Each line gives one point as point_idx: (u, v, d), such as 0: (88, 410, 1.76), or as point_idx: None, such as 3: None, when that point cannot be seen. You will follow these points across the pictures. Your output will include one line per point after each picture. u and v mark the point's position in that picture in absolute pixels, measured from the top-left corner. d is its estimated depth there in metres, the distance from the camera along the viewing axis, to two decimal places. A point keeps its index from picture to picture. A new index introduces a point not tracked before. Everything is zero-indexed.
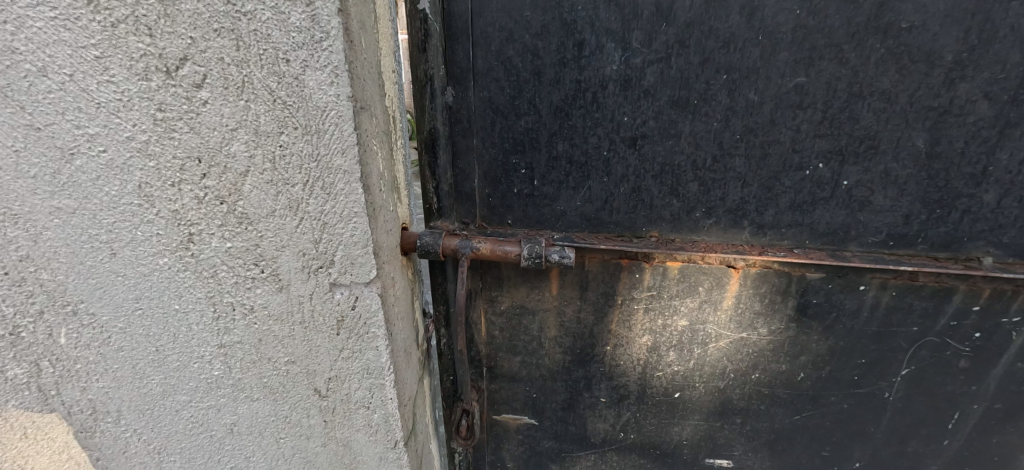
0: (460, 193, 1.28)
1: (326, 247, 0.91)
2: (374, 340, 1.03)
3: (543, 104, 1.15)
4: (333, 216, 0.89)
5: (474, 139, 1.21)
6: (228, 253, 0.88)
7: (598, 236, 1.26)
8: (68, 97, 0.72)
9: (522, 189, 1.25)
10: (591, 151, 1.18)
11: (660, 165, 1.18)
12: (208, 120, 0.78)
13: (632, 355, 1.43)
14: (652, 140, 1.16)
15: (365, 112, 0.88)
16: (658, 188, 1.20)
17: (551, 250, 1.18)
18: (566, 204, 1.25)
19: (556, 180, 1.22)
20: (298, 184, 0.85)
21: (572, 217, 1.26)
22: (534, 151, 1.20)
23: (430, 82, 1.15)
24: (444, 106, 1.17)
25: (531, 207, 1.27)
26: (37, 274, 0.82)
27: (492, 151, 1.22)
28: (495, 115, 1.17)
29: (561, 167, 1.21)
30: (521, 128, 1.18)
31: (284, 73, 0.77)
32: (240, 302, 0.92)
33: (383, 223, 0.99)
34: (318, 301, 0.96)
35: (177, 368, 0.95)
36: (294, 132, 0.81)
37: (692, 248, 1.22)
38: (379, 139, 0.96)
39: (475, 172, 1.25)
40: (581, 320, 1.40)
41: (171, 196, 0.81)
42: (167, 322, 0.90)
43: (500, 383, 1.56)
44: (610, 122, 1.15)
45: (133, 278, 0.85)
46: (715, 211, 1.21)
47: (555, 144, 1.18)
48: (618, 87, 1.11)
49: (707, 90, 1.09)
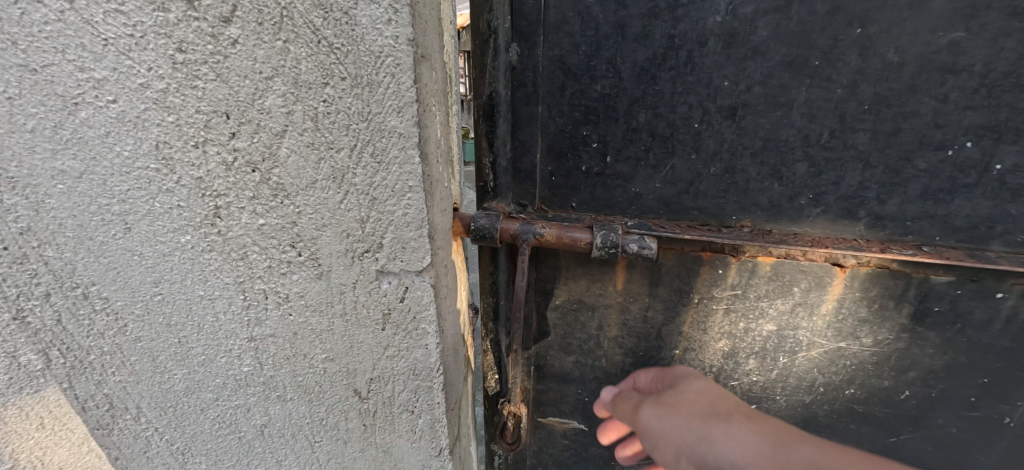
0: (518, 170, 1.11)
1: (374, 228, 0.77)
2: (423, 337, 0.89)
3: (625, 65, 0.96)
4: (384, 190, 0.75)
5: (538, 106, 1.03)
6: (260, 231, 0.73)
7: (679, 223, 1.08)
8: (70, 31, 0.58)
9: (592, 168, 1.07)
10: (680, 123, 0.99)
11: (763, 141, 0.98)
12: (238, 65, 0.63)
13: (703, 361, 1.26)
14: (756, 110, 0.96)
15: (425, 62, 0.73)
16: (757, 169, 1.01)
17: (627, 238, 1.01)
18: (643, 185, 1.07)
19: (632, 157, 1.04)
20: (343, 149, 0.70)
21: (648, 202, 1.08)
22: (609, 122, 1.02)
23: (494, 35, 0.98)
24: (508, 65, 1.00)
25: (601, 189, 1.09)
26: (41, 251, 0.68)
27: (559, 120, 1.04)
28: (566, 77, 1.00)
29: (640, 141, 1.02)
30: (596, 94, 1.00)
31: (331, 6, 0.62)
32: (273, 290, 0.78)
33: (438, 201, 0.84)
34: (363, 291, 0.82)
35: (203, 364, 0.82)
36: (341, 84, 0.67)
37: (793, 241, 1.03)
38: (437, 100, 0.81)
39: (537, 146, 1.07)
40: (647, 320, 1.22)
41: (193, 160, 0.67)
42: (189, 311, 0.77)
43: (550, 384, 1.41)
44: (706, 86, 0.95)
45: (150, 258, 0.72)
46: (825, 198, 1.01)
47: (635, 114, 1.00)
48: (719, 43, 0.92)
49: (833, 47, 0.89)
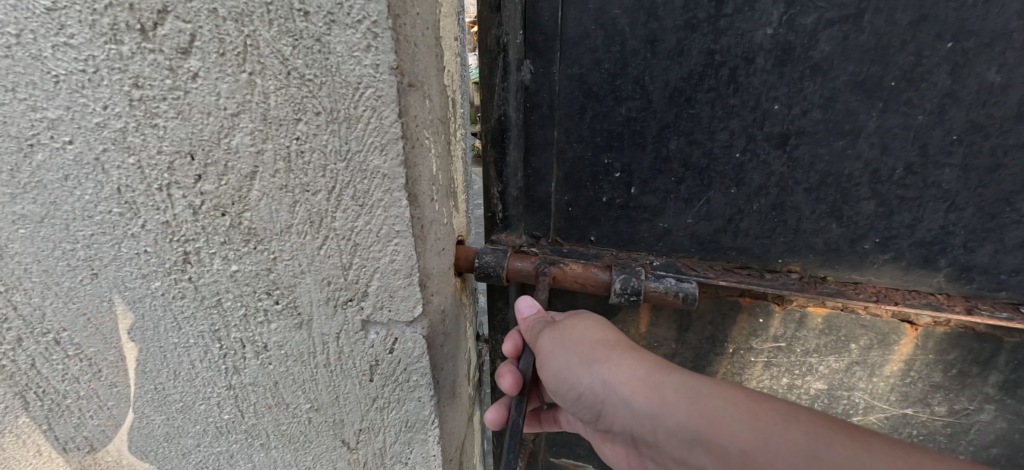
0: (532, 198, 1.00)
1: (357, 275, 0.69)
2: (416, 389, 0.80)
3: (655, 85, 0.83)
4: (368, 235, 0.66)
5: (554, 130, 0.92)
6: (233, 279, 0.67)
7: (711, 265, 0.94)
8: (19, 68, 0.53)
9: (613, 199, 0.95)
10: (719, 152, 0.85)
11: (821, 176, 0.82)
12: (201, 101, 0.56)
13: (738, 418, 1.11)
14: (813, 139, 0.80)
15: (416, 90, 0.62)
16: (812, 207, 0.85)
17: (657, 279, 0.87)
18: (673, 220, 0.93)
19: (661, 189, 0.91)
20: (321, 191, 0.62)
21: (678, 239, 0.94)
22: (634, 149, 0.89)
23: (503, 53, 0.87)
24: (520, 86, 0.90)
25: (624, 222, 0.96)
26: (10, 295, 0.65)
27: (578, 146, 0.92)
28: (585, 98, 0.88)
29: (671, 172, 0.89)
30: (620, 118, 0.87)
31: (300, 32, 0.53)
32: (250, 339, 0.72)
33: (433, 243, 0.74)
34: (347, 341, 0.74)
35: (182, 410, 0.77)
36: (316, 119, 0.58)
37: (851, 293, 0.86)
38: (434, 130, 0.71)
39: (552, 173, 0.96)
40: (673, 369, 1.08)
41: (158, 204, 0.61)
42: (164, 358, 0.72)
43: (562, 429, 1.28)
44: (751, 110, 0.80)
45: (121, 304, 0.67)
46: (898, 244, 0.83)
47: (666, 141, 0.87)
48: (769, 60, 0.76)
49: (917, 65, 0.70)
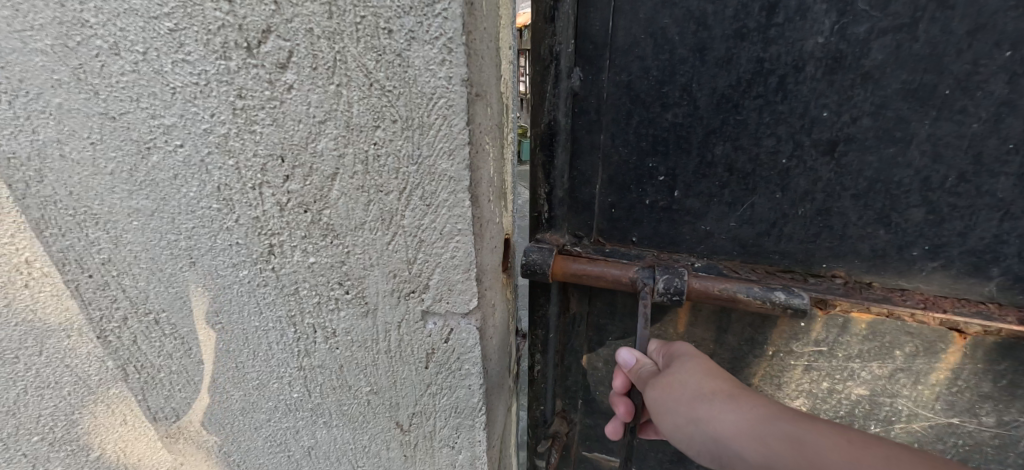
0: (577, 199, 1.02)
1: (421, 269, 0.75)
2: (466, 378, 0.86)
3: (702, 92, 0.83)
4: (432, 233, 0.72)
5: (600, 135, 0.94)
6: (311, 269, 0.74)
7: (753, 268, 0.93)
8: (142, 81, 0.60)
9: (656, 201, 0.96)
10: (764, 158, 0.84)
11: (869, 183, 0.80)
12: (295, 110, 0.62)
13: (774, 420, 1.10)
14: (863, 146, 0.77)
15: (481, 98, 0.67)
16: (858, 214, 0.83)
17: (702, 281, 0.88)
18: (715, 224, 0.93)
19: (705, 193, 0.91)
20: (392, 192, 0.68)
21: (721, 242, 0.94)
22: (678, 155, 0.90)
23: (555, 61, 0.89)
24: (569, 93, 0.92)
25: (666, 225, 0.97)
26: (119, 279, 0.74)
27: (623, 149, 0.94)
28: (631, 104, 0.89)
29: (714, 176, 0.88)
30: (666, 123, 0.88)
31: (384, 48, 0.59)
32: (322, 324, 0.79)
33: (489, 241, 0.80)
34: (408, 330, 0.80)
35: (257, 387, 0.85)
36: (393, 127, 0.64)
37: (899, 300, 0.85)
38: (493, 135, 0.76)
39: (598, 177, 0.98)
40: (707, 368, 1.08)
41: (251, 201, 0.68)
42: (247, 340, 0.80)
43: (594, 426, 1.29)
44: (798, 117, 0.79)
45: (213, 290, 0.75)
46: (948, 251, 0.81)
47: (711, 146, 0.86)
48: (819, 68, 0.75)
49: (973, 74, 0.68)
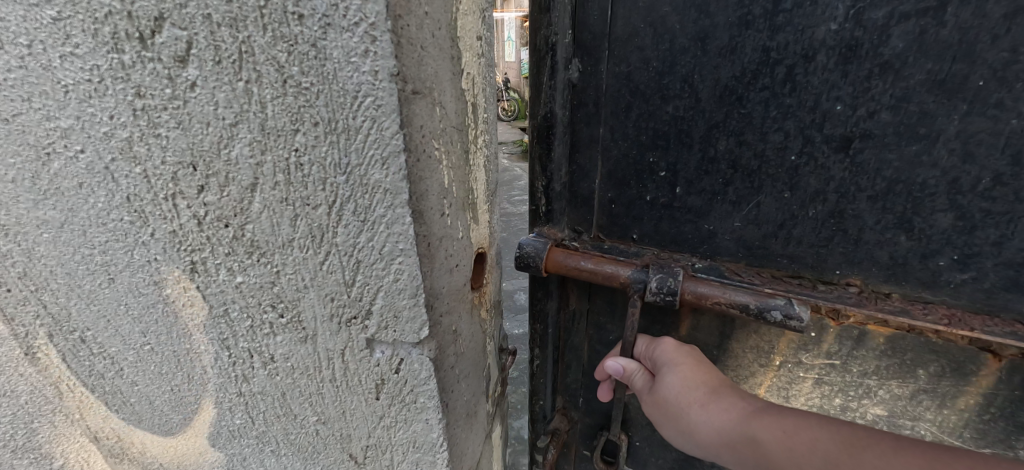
0: (573, 202, 0.88)
1: (361, 293, 0.65)
2: (423, 412, 0.76)
3: (706, 83, 0.67)
4: (370, 252, 0.61)
5: (597, 127, 0.80)
6: (239, 289, 0.65)
7: (736, 270, 0.74)
8: (30, 78, 0.53)
9: (654, 199, 0.79)
10: (772, 153, 0.66)
11: (887, 184, 0.60)
12: (201, 111, 0.53)
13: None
14: (881, 142, 0.59)
15: (419, 94, 0.56)
16: (876, 216, 0.62)
17: (705, 284, 0.70)
18: (721, 222, 0.74)
19: (707, 189, 0.73)
20: (320, 205, 0.58)
21: (724, 241, 0.75)
22: (683, 150, 0.73)
23: (551, 52, 0.77)
24: (568, 84, 0.79)
25: (667, 222, 0.79)
26: (40, 295, 0.68)
27: (622, 143, 0.79)
28: (631, 96, 0.75)
29: (719, 170, 0.71)
30: (666, 116, 0.73)
31: (296, 38, 0.49)
32: (257, 349, 0.71)
33: (444, 259, 0.69)
34: (352, 358, 0.71)
35: (197, 412, 0.79)
36: (314, 130, 0.54)
37: (918, 314, 0.62)
38: (445, 139, 0.65)
39: (597, 171, 0.83)
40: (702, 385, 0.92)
41: (165, 213, 0.60)
42: (178, 362, 0.73)
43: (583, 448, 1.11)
44: (811, 108, 0.62)
45: (136, 309, 0.68)
46: (980, 262, 0.59)
47: (715, 144, 0.70)
48: (832, 55, 0.58)
49: (1012, 63, 0.49)
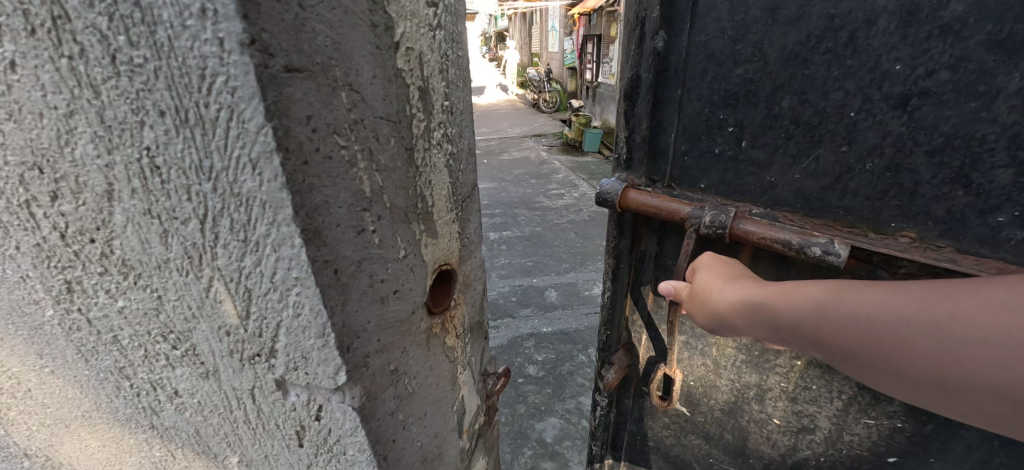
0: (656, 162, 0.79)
1: (258, 327, 0.52)
2: (353, 465, 0.63)
3: (774, 51, 0.61)
4: (260, 280, 0.48)
5: (673, 90, 0.72)
6: (124, 315, 0.55)
7: (787, 215, 0.66)
8: None
9: (723, 152, 0.71)
10: (831, 114, 0.59)
11: (945, 140, 0.51)
12: (28, 99, 0.41)
13: (829, 423, 0.78)
14: (938, 100, 0.51)
15: (305, 77, 0.40)
16: (931, 171, 0.53)
17: (758, 223, 0.64)
18: (780, 180, 0.66)
19: (768, 150, 0.66)
20: (190, 220, 0.45)
21: (781, 197, 0.67)
22: (747, 112, 0.66)
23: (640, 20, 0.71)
24: (654, 55, 0.72)
25: (733, 177, 0.71)
26: None
27: (697, 102, 0.70)
28: (707, 62, 0.67)
29: (779, 129, 0.64)
30: (737, 80, 0.66)
31: None
32: (158, 382, 0.61)
33: (362, 293, 0.53)
34: (264, 401, 0.59)
35: (115, 439, 0.71)
36: (163, 123, 0.40)
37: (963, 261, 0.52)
38: (362, 132, 0.48)
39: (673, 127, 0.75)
40: (750, 350, 0.82)
41: (24, 224, 0.49)
42: (81, 387, 0.64)
43: (637, 402, 1.03)
44: (871, 71, 0.54)
45: (25, 329, 0.59)
46: None
47: (781, 106, 0.63)
48: (892, 19, 0.51)
49: None
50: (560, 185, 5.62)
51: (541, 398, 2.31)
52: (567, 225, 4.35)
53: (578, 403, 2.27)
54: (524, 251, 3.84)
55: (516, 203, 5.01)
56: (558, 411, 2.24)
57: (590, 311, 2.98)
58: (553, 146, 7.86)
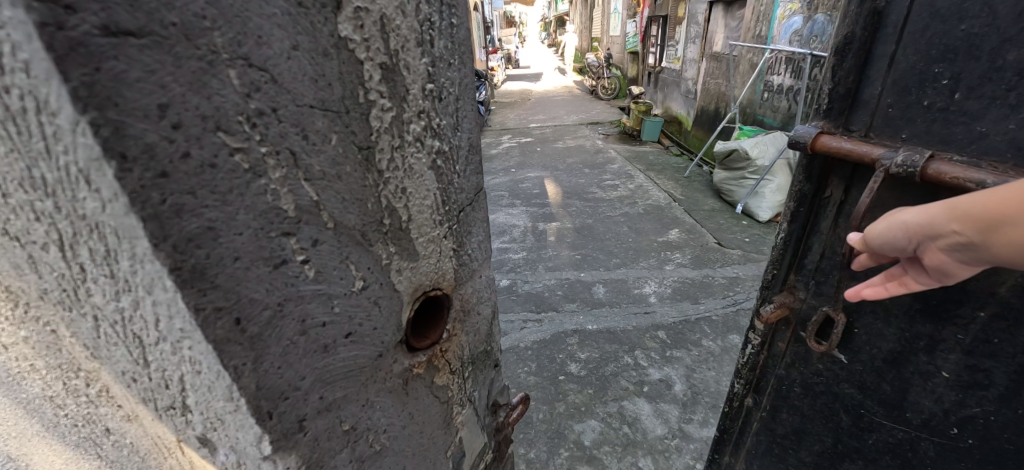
0: (851, 116, 0.65)
1: (165, 378, 0.39)
2: None
3: (1006, 7, 0.50)
4: (144, 328, 0.35)
5: (885, 45, 0.59)
6: (31, 346, 0.45)
7: (993, 163, 0.52)
8: None
9: (932, 105, 0.57)
10: None
11: None
12: None
13: (1008, 380, 0.61)
14: None
15: (148, 46, 0.26)
16: None
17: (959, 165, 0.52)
18: (993, 132, 0.52)
19: (983, 101, 0.53)
20: (49, 245, 0.33)
21: (991, 149, 0.53)
22: (965, 66, 0.53)
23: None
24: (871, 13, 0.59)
25: (939, 132, 0.56)
26: None
27: (912, 58, 0.57)
28: (930, 18, 0.55)
29: (1000, 81, 0.51)
30: (960, 37, 0.53)
31: None
32: (90, 417, 0.52)
33: (289, 344, 0.40)
34: (193, 456, 0.48)
35: (69, 461, 0.64)
36: None
37: None
38: (272, 125, 0.34)
39: (881, 76, 0.60)
40: (925, 301, 0.63)
41: None
42: (24, 408, 0.57)
43: (786, 353, 0.84)
44: None
45: None
46: None
47: (1005, 60, 0.51)
48: None
49: None
50: (616, 174, 5.31)
51: (582, 399, 2.13)
52: (621, 218, 4.08)
53: (621, 408, 2.07)
54: (573, 243, 3.63)
55: (567, 193, 4.79)
56: (599, 413, 2.05)
57: (640, 310, 2.74)
58: (610, 133, 7.47)
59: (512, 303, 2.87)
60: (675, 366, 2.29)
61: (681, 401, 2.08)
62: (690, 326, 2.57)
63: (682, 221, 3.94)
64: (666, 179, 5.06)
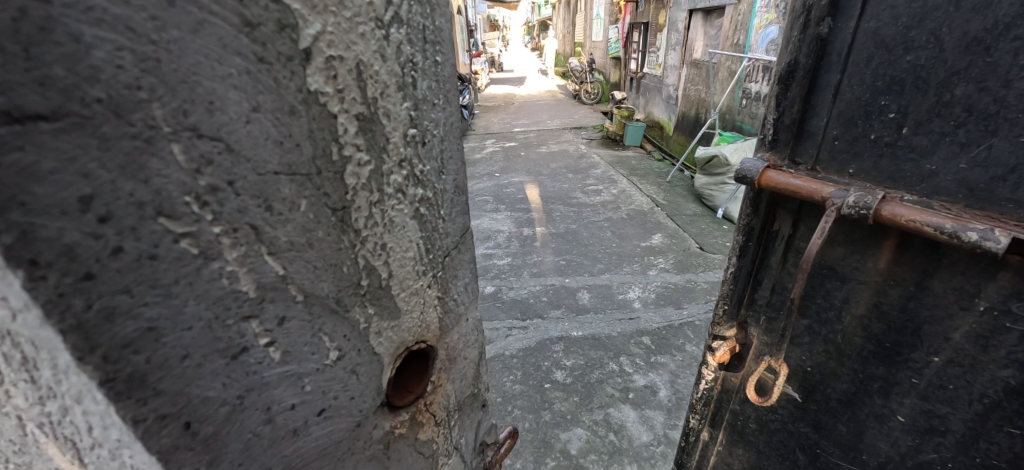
0: (798, 148, 0.63)
1: None
2: None
3: (954, 38, 0.47)
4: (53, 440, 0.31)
5: (832, 75, 0.57)
6: None
7: (944, 204, 0.50)
8: None
9: (879, 136, 0.54)
10: (1013, 104, 0.44)
11: None
12: None
13: (964, 428, 0.56)
14: None
15: (66, 129, 0.22)
16: None
17: (913, 209, 0.49)
18: (943, 171, 0.50)
19: (933, 136, 0.50)
20: None
21: (941, 188, 0.50)
22: (913, 99, 0.51)
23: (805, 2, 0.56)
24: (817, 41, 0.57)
25: (888, 164, 0.54)
26: None
27: (858, 89, 0.55)
28: (876, 47, 0.53)
29: (949, 117, 0.48)
30: (906, 68, 0.51)
31: None
32: None
33: (251, 437, 0.36)
34: None
35: None
36: None
37: None
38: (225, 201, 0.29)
39: (829, 108, 0.58)
40: (878, 342, 0.60)
41: None
42: None
43: (741, 391, 0.82)
44: None
45: None
46: None
47: (952, 95, 0.48)
48: None
49: None
50: (600, 180, 5.31)
51: (568, 406, 2.09)
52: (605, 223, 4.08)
53: (607, 415, 2.05)
54: (557, 249, 3.60)
55: (552, 198, 4.76)
56: (584, 421, 2.02)
57: (624, 316, 2.72)
58: (593, 138, 7.49)
59: (497, 310, 2.81)
60: (660, 371, 2.28)
61: (666, 407, 2.07)
62: (674, 332, 2.56)
63: (664, 226, 3.95)
64: (649, 184, 5.09)
